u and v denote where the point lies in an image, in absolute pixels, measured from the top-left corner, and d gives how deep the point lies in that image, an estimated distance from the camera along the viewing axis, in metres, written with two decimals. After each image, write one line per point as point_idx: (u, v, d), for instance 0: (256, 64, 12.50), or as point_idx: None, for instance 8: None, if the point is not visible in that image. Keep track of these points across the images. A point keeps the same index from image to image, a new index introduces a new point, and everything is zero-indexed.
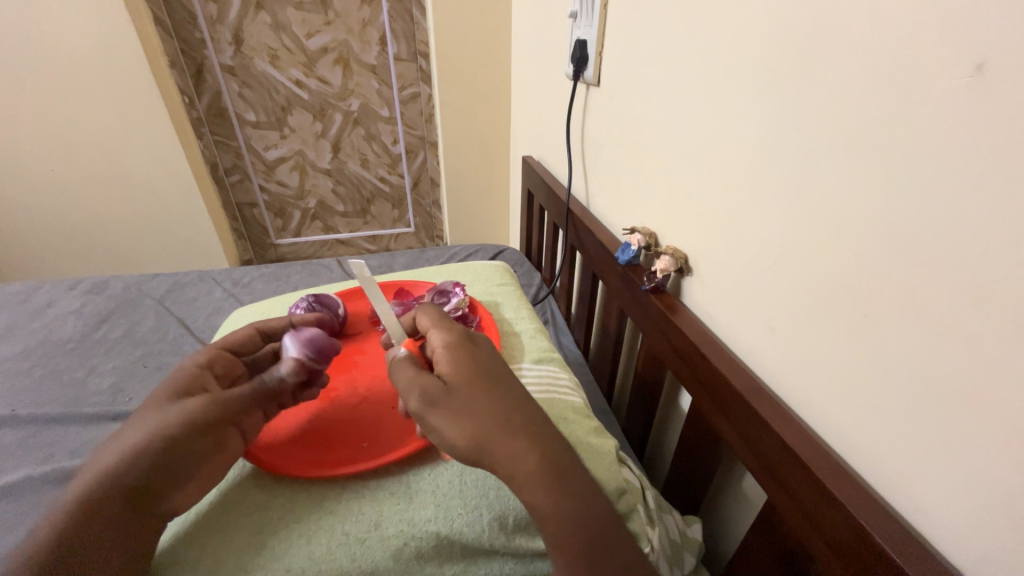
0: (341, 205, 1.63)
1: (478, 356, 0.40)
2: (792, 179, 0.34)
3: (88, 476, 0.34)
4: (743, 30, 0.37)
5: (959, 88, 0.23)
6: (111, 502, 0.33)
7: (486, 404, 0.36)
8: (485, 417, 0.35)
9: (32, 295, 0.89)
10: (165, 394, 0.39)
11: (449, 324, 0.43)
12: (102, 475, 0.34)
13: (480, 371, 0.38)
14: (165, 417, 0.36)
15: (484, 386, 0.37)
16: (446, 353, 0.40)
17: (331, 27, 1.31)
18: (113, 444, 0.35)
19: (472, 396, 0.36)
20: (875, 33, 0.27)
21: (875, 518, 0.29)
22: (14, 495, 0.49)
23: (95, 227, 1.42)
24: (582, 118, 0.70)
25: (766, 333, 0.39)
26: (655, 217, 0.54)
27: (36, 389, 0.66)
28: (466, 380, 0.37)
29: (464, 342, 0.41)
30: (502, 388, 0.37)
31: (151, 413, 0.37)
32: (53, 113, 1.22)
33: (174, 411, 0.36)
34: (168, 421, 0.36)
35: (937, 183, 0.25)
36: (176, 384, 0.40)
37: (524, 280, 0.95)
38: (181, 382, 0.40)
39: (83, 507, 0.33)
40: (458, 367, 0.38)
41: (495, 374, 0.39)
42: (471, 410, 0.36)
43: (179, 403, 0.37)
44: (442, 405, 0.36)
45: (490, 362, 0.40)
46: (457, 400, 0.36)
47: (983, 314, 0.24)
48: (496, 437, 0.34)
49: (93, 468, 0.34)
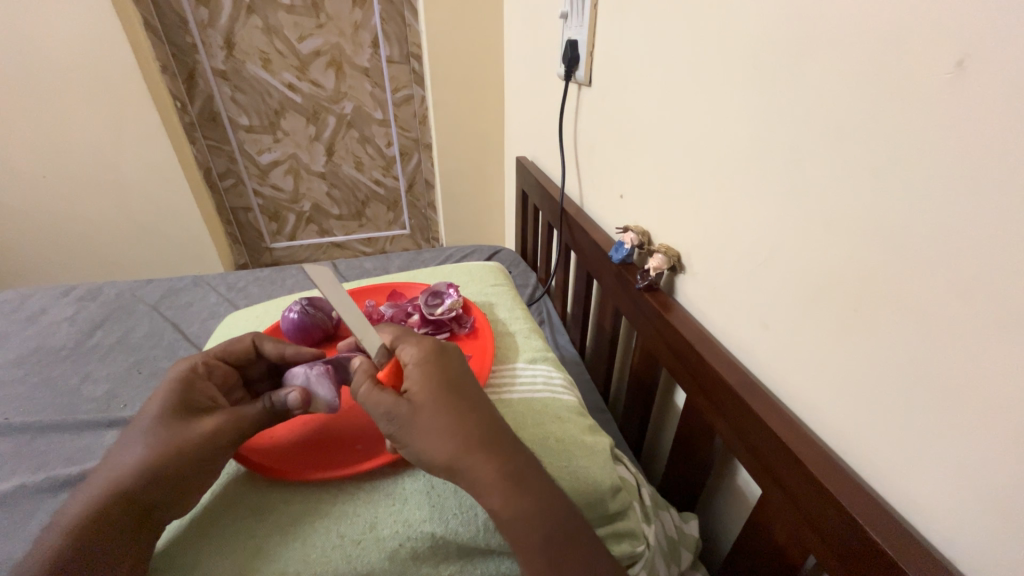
0: (336, 208, 1.63)
1: (448, 370, 0.40)
2: (781, 175, 0.34)
3: (110, 486, 0.35)
4: (730, 31, 0.37)
5: (943, 85, 0.24)
6: (129, 512, 0.34)
7: (464, 416, 0.36)
8: (461, 433, 0.35)
9: (25, 302, 0.89)
10: (170, 406, 0.39)
11: (412, 339, 0.42)
12: (122, 484, 0.35)
13: (451, 385, 0.38)
14: (184, 435, 0.38)
15: (456, 401, 0.37)
16: (413, 369, 0.39)
17: (323, 30, 1.31)
18: (130, 454, 0.36)
19: (444, 412, 0.36)
20: (861, 29, 0.27)
21: (867, 511, 0.29)
22: (8, 504, 0.49)
23: (89, 233, 1.41)
24: (575, 118, 0.70)
25: (758, 331, 0.39)
26: (647, 215, 0.54)
27: (30, 396, 0.66)
28: (437, 395, 0.37)
29: (431, 355, 0.40)
30: (476, 402, 0.38)
31: (166, 426, 0.38)
32: (44, 118, 1.22)
33: (193, 430, 0.38)
34: (189, 439, 0.38)
35: (924, 179, 0.25)
36: (178, 395, 0.40)
37: (520, 280, 0.95)
38: (188, 394, 0.41)
39: (100, 513, 0.34)
40: (427, 381, 0.38)
41: (467, 389, 0.39)
42: (445, 426, 0.35)
43: (195, 424, 0.39)
44: (415, 419, 0.36)
45: (462, 376, 0.40)
46: (431, 414, 0.36)
47: (972, 308, 0.24)
48: (476, 450, 0.35)
49: (114, 479, 0.35)
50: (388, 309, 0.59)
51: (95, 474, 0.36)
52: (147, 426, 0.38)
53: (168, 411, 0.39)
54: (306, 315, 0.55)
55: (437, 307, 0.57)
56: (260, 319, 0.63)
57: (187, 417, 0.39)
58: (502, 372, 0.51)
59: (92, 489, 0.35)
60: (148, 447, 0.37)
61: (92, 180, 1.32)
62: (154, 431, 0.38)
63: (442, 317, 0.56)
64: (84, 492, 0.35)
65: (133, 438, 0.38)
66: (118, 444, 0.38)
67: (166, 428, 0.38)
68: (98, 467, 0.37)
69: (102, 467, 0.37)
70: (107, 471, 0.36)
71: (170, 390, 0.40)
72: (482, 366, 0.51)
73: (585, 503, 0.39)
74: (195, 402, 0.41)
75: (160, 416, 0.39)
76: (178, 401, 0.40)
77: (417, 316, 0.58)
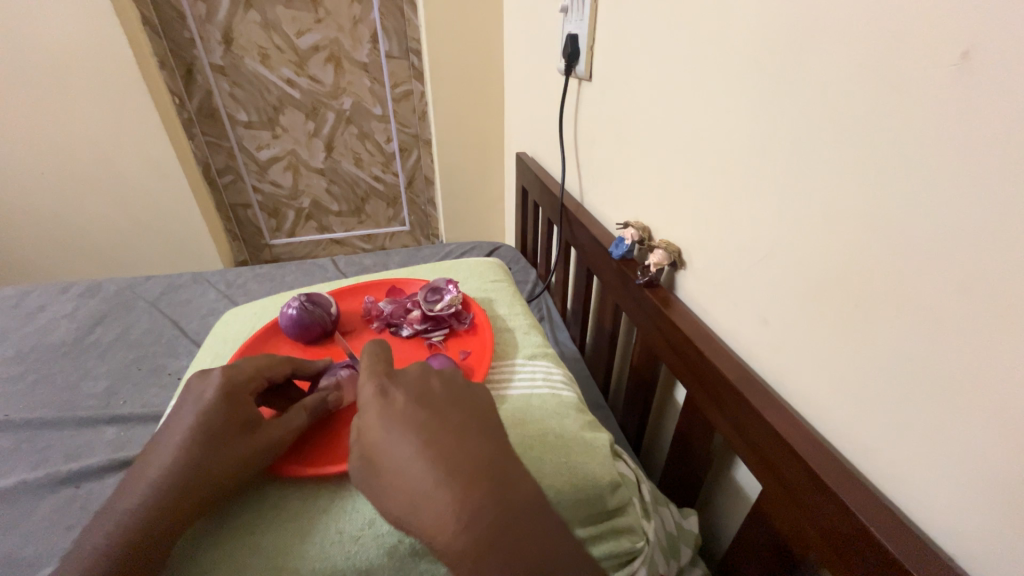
0: (336, 204, 1.62)
1: (415, 418, 0.32)
2: (782, 172, 0.34)
3: (166, 487, 0.35)
4: (730, 26, 0.37)
5: (949, 76, 0.23)
6: (181, 515, 0.35)
7: (411, 466, 0.30)
8: (400, 492, 0.30)
9: (24, 299, 0.88)
10: (227, 416, 0.39)
11: (363, 373, 0.37)
12: (169, 495, 0.35)
13: (389, 427, 0.32)
14: (246, 446, 0.38)
15: (417, 459, 0.30)
16: (375, 419, 0.33)
17: (322, 25, 1.30)
18: (184, 460, 0.36)
19: (384, 467, 0.31)
20: (863, 23, 0.27)
21: (867, 506, 0.29)
22: (9, 501, 0.49)
23: (88, 230, 1.40)
24: (575, 112, 0.69)
25: (759, 327, 0.39)
26: (647, 209, 0.54)
27: (29, 393, 0.66)
28: (376, 447, 0.32)
29: (373, 394, 0.34)
30: (418, 442, 0.31)
31: (227, 437, 0.38)
32: (42, 115, 1.21)
33: (253, 442, 0.38)
34: (249, 452, 0.38)
35: (927, 174, 0.25)
36: (237, 404, 0.40)
37: (519, 276, 0.95)
38: (241, 406, 0.40)
39: (151, 526, 0.34)
40: (367, 430, 0.33)
41: (411, 426, 0.32)
42: (387, 484, 0.31)
43: (256, 437, 0.39)
44: (380, 480, 0.31)
45: (409, 407, 0.33)
46: (392, 476, 0.30)
47: (972, 303, 0.24)
48: (416, 513, 0.29)
49: (169, 481, 0.36)
50: (387, 306, 0.59)
51: (139, 477, 0.37)
52: (203, 432, 0.37)
53: (223, 419, 0.38)
54: (305, 311, 0.55)
55: (437, 304, 0.57)
56: (258, 316, 0.63)
57: (238, 431, 0.38)
58: (502, 368, 0.51)
59: (148, 486, 0.36)
60: (202, 454, 0.37)
61: (91, 176, 1.32)
62: (215, 439, 0.37)
63: (442, 313, 0.56)
64: (131, 495, 0.36)
65: (180, 447, 0.37)
66: (163, 448, 0.37)
67: (228, 438, 0.38)
68: (148, 462, 0.37)
69: (152, 461, 0.37)
70: (157, 472, 0.36)
71: (224, 402, 0.39)
72: (482, 362, 0.51)
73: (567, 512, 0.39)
74: (246, 413, 0.40)
75: (212, 424, 0.38)
76: (233, 411, 0.39)
77: (417, 312, 0.57)
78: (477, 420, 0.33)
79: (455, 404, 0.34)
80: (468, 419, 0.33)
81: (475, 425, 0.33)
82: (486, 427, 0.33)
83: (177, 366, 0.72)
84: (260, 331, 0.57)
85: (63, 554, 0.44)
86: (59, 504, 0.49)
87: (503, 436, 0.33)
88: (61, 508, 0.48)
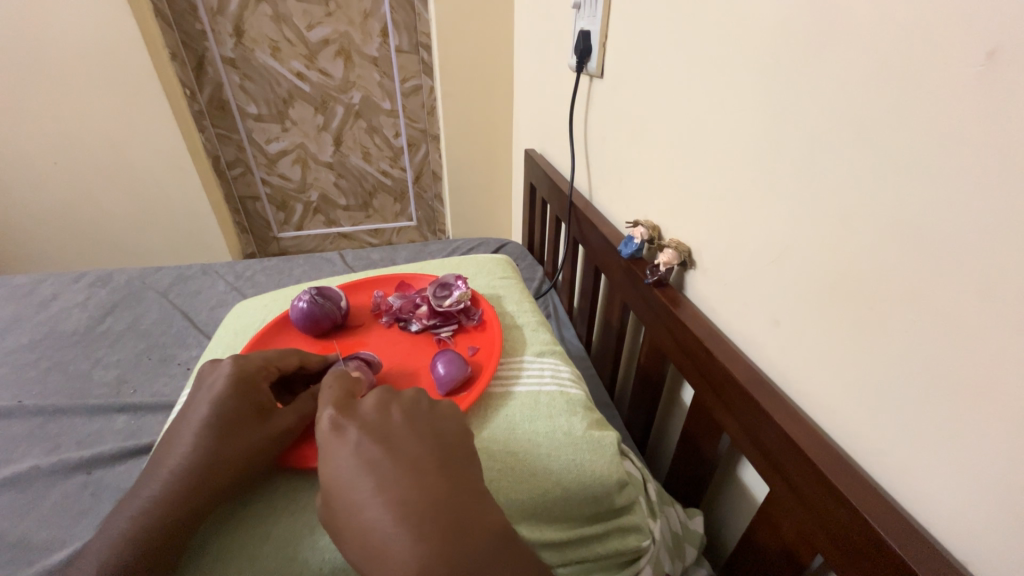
0: (344, 198, 1.63)
1: (372, 458, 0.32)
2: (797, 173, 0.34)
3: (186, 473, 0.36)
4: (746, 25, 0.37)
5: (971, 77, 0.23)
6: (199, 501, 0.36)
7: (368, 512, 0.30)
8: (358, 540, 0.30)
9: (36, 287, 0.89)
10: (242, 407, 0.39)
11: (322, 406, 0.36)
12: (188, 481, 0.36)
13: (345, 468, 0.32)
14: (260, 434, 0.39)
15: (373, 504, 0.30)
16: (330, 462, 0.32)
17: (332, 18, 1.30)
18: (202, 447, 0.37)
19: (342, 513, 0.31)
20: (883, 23, 0.26)
21: (880, 511, 0.29)
22: (22, 486, 0.50)
23: (98, 220, 1.41)
24: (586, 109, 0.69)
25: (767, 329, 0.39)
26: (659, 208, 0.53)
27: (41, 381, 0.67)
28: (332, 488, 0.31)
29: (328, 431, 0.34)
30: (374, 485, 0.30)
31: (242, 425, 0.39)
32: (55, 105, 1.22)
33: (267, 430, 0.39)
34: (262, 440, 0.38)
35: (948, 173, 0.24)
36: (248, 397, 0.40)
37: (526, 273, 0.95)
38: (253, 396, 0.40)
39: (168, 509, 0.35)
40: (324, 472, 0.32)
41: (366, 467, 0.31)
42: (345, 529, 0.30)
43: (269, 427, 0.39)
44: (341, 522, 0.31)
45: (366, 446, 0.32)
46: (351, 520, 0.30)
47: (990, 307, 0.23)
48: (372, 560, 0.29)
49: (188, 468, 0.37)
50: (396, 301, 0.59)
51: (158, 466, 0.37)
52: (218, 421, 0.38)
53: (238, 408, 0.39)
54: (315, 305, 0.55)
55: (445, 299, 0.57)
56: (267, 308, 0.63)
57: (253, 419, 0.39)
58: (509, 365, 0.51)
59: (167, 474, 0.37)
60: (219, 441, 0.38)
61: (102, 166, 1.33)
62: (231, 428, 0.38)
63: (450, 308, 0.56)
64: (152, 483, 0.37)
65: (197, 434, 0.38)
66: (180, 436, 0.38)
67: (243, 426, 0.39)
68: (166, 452, 0.38)
69: (168, 453, 0.38)
70: (177, 459, 0.37)
71: (236, 393, 0.40)
72: (490, 359, 0.51)
73: (540, 540, 0.38)
74: (258, 402, 0.40)
75: (227, 413, 0.39)
76: (246, 402, 0.40)
77: (425, 308, 0.57)
78: (438, 457, 0.33)
79: (416, 439, 0.33)
80: (427, 456, 0.32)
81: (434, 463, 0.32)
82: (446, 464, 0.33)
83: (187, 356, 0.73)
84: (271, 322, 0.57)
85: (75, 540, 0.44)
86: (71, 490, 0.49)
87: (463, 473, 0.33)
88: (73, 496, 0.49)
